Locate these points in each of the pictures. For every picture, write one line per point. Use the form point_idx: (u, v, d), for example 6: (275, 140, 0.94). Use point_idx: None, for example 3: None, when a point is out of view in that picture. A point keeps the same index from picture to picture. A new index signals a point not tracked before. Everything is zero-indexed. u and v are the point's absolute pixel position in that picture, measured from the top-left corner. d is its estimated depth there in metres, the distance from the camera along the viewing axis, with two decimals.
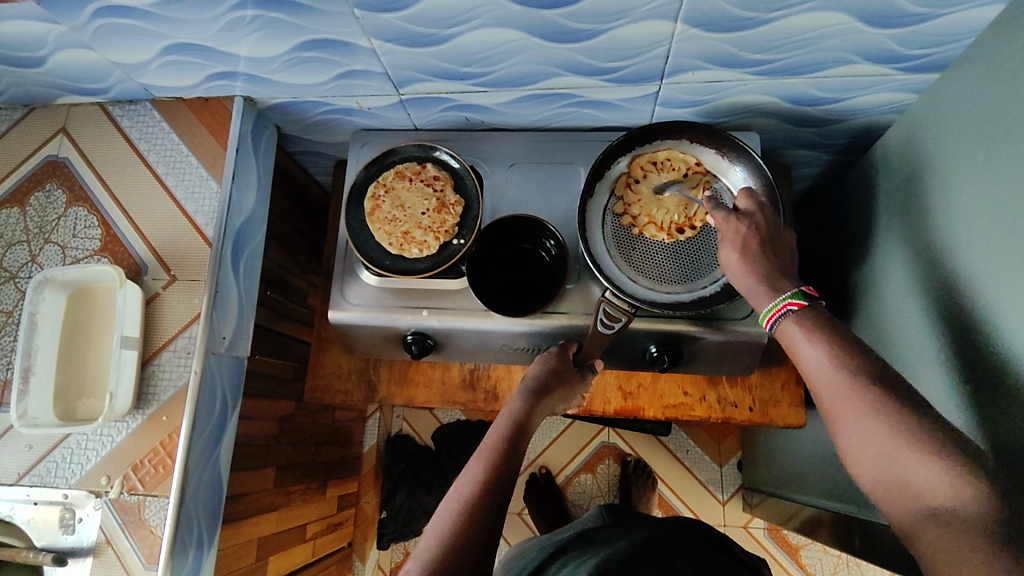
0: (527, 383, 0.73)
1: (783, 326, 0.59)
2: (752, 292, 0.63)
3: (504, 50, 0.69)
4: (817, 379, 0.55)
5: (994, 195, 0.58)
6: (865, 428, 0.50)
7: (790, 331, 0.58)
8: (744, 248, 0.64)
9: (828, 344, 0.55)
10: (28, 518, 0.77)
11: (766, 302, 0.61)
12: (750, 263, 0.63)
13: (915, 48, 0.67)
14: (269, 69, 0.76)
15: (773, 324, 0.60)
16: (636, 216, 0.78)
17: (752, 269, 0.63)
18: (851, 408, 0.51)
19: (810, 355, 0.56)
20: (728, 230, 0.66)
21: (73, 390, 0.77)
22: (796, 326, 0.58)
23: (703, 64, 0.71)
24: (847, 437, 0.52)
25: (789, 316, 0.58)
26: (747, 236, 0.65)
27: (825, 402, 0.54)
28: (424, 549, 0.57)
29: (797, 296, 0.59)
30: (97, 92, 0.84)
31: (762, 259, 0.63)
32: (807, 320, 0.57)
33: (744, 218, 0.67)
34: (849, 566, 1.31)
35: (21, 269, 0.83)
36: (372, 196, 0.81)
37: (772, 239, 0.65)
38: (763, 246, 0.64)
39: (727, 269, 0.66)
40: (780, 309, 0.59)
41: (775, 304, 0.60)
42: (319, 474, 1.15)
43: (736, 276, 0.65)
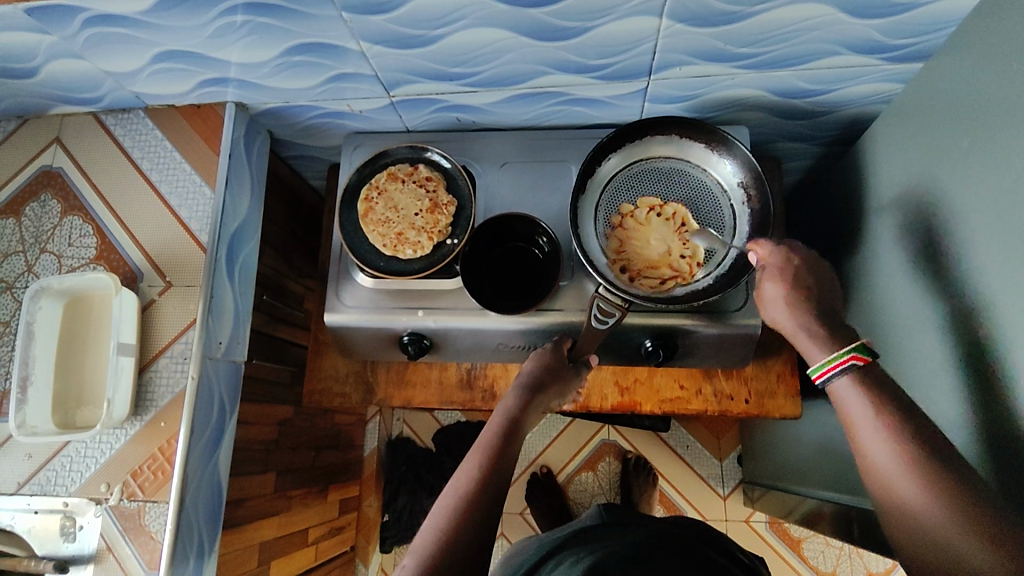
0: (522, 380, 0.73)
1: (837, 382, 0.59)
2: (798, 333, 0.63)
3: (492, 49, 0.70)
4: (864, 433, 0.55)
5: (981, 182, 0.59)
6: (910, 487, 0.51)
7: (842, 388, 0.58)
8: (794, 286, 0.64)
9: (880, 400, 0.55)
10: (28, 528, 0.77)
11: (820, 355, 0.61)
12: (798, 304, 0.63)
13: (899, 37, 0.67)
14: (260, 74, 0.76)
15: (824, 379, 0.60)
16: (621, 234, 0.78)
17: (800, 308, 0.63)
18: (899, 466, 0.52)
19: (860, 409, 0.56)
20: (775, 262, 0.66)
21: (71, 398, 0.77)
22: (848, 380, 0.58)
23: (689, 59, 0.71)
24: (889, 492, 0.53)
25: (845, 372, 0.58)
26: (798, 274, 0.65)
27: (869, 457, 0.55)
28: (419, 545, 0.57)
29: (859, 348, 0.59)
30: (90, 102, 0.84)
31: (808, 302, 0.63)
32: (862, 376, 0.57)
33: (792, 253, 0.66)
34: (851, 557, 1.32)
35: (17, 278, 0.83)
36: (365, 198, 0.81)
37: (819, 279, 0.65)
38: (811, 284, 0.64)
39: (769, 304, 0.66)
40: (838, 364, 0.58)
41: (830, 360, 0.59)
42: (319, 479, 1.15)
43: (781, 314, 0.64)
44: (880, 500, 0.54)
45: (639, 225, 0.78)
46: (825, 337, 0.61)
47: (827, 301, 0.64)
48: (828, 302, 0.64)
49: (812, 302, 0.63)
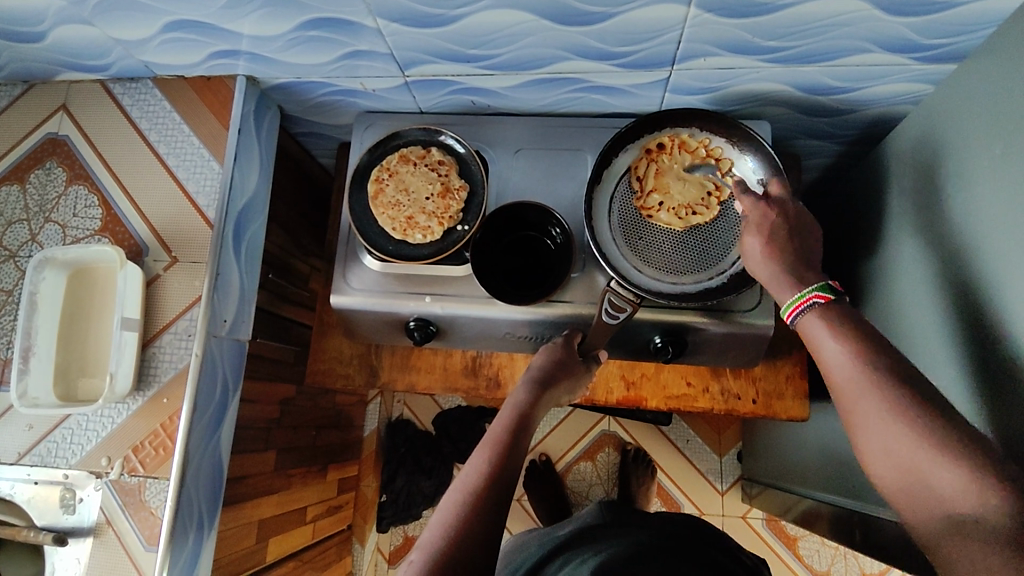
0: (532, 374, 0.73)
1: (806, 321, 0.59)
2: (778, 285, 0.62)
3: (512, 32, 0.68)
4: (838, 373, 0.55)
5: (1008, 191, 0.58)
6: (881, 417, 0.51)
7: (810, 324, 0.58)
8: (769, 235, 0.64)
9: (850, 335, 0.55)
10: (28, 497, 0.77)
11: (788, 296, 0.61)
12: (772, 252, 0.63)
13: (934, 37, 0.65)
14: (272, 48, 0.74)
15: (795, 318, 0.60)
16: (664, 152, 0.77)
17: (776, 257, 0.63)
18: (870, 400, 0.52)
19: (831, 349, 0.55)
20: (754, 213, 0.66)
21: (74, 369, 0.76)
22: (818, 322, 0.57)
23: (715, 50, 0.69)
24: (866, 429, 0.52)
25: (813, 312, 0.58)
26: (780, 228, 0.65)
27: (845, 397, 0.54)
28: (428, 541, 0.56)
29: (822, 288, 0.59)
30: (98, 69, 0.82)
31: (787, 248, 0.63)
32: (830, 313, 0.57)
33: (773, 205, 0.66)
34: (846, 558, 1.32)
35: (21, 247, 0.82)
36: (376, 180, 0.80)
37: (798, 225, 0.65)
38: (788, 232, 0.64)
39: (750, 256, 0.66)
40: (803, 302, 0.59)
41: (797, 298, 0.60)
42: (319, 458, 1.15)
43: (759, 265, 0.64)
44: (859, 441, 0.53)
45: (679, 158, 0.77)
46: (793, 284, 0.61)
47: (805, 250, 0.64)
48: (806, 250, 0.64)
49: (787, 249, 0.63)
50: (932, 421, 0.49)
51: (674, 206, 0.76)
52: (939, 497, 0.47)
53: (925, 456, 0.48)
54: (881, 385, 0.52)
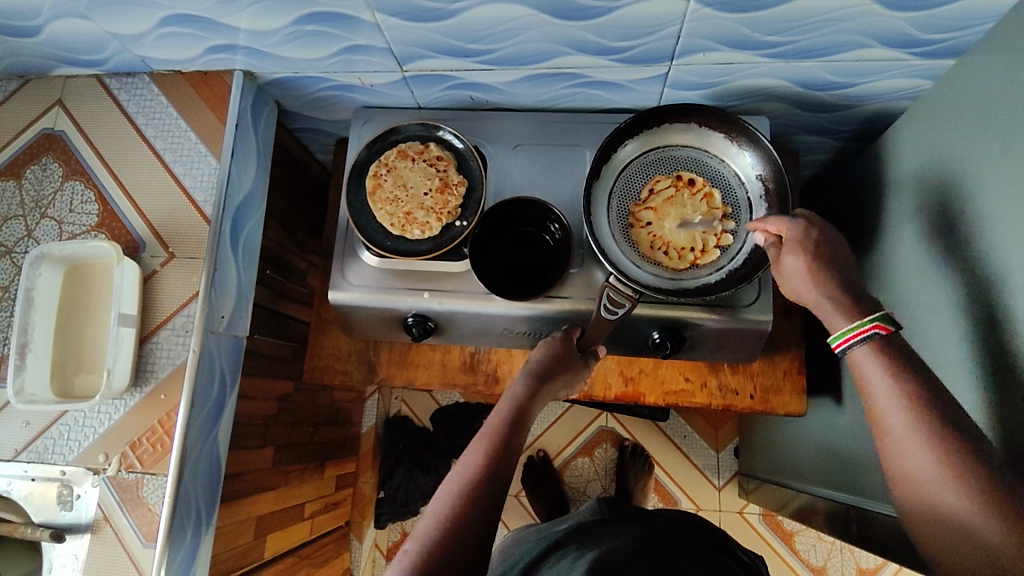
0: (530, 368, 0.72)
1: (858, 354, 0.57)
2: (826, 312, 0.61)
3: (511, 26, 0.67)
4: (886, 418, 0.54)
5: (1007, 186, 0.58)
6: (931, 470, 0.50)
7: (861, 359, 0.57)
8: (812, 254, 0.63)
9: (903, 380, 0.54)
10: (25, 493, 0.77)
11: (842, 323, 0.59)
12: (818, 273, 0.62)
13: (933, 32, 0.65)
14: (270, 43, 0.74)
15: (845, 349, 0.58)
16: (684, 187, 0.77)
17: (821, 278, 0.61)
18: (920, 451, 0.51)
19: (881, 387, 0.55)
20: (792, 233, 0.65)
21: (70, 365, 0.76)
22: (870, 360, 0.56)
23: (714, 45, 0.69)
24: (912, 479, 0.51)
25: (865, 346, 0.57)
26: (819, 245, 0.63)
27: (891, 443, 0.53)
28: (422, 530, 0.56)
29: (879, 318, 0.57)
30: (94, 64, 0.82)
31: (831, 268, 0.62)
32: (883, 351, 0.56)
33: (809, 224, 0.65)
34: (843, 552, 1.32)
35: (17, 243, 0.82)
36: (374, 175, 0.79)
37: (837, 246, 0.64)
38: (829, 252, 0.63)
39: (789, 275, 0.64)
40: (858, 333, 0.57)
41: (852, 327, 0.58)
42: (317, 454, 1.15)
43: (803, 286, 0.63)
44: (903, 489, 0.53)
45: (696, 203, 0.76)
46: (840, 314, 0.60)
47: (847, 269, 0.62)
48: (847, 269, 0.62)
49: (832, 271, 0.62)
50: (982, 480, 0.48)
51: (659, 232, 0.76)
52: (984, 554, 0.47)
53: (977, 514, 0.47)
54: (933, 436, 0.51)
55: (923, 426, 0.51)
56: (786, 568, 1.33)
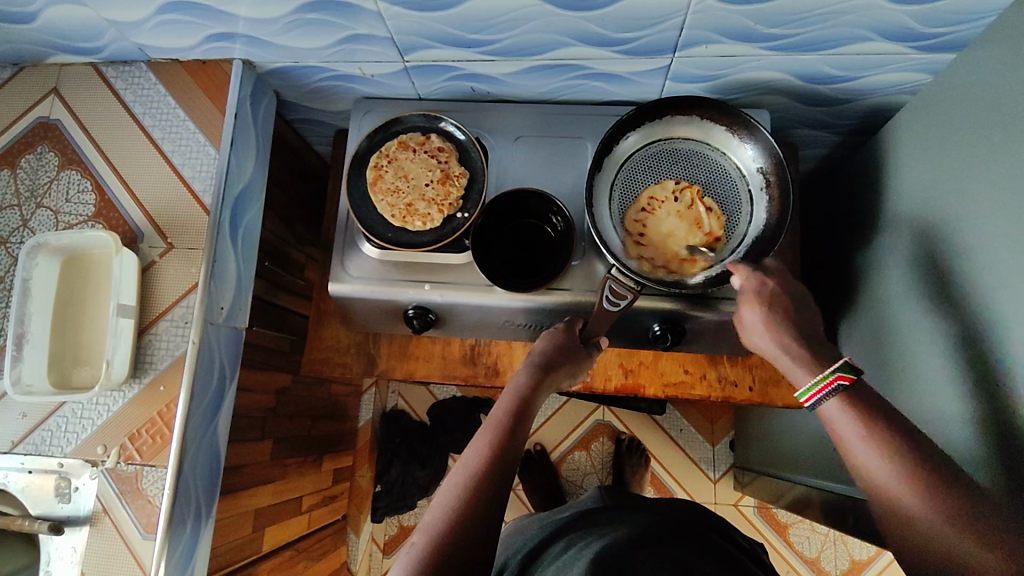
0: (534, 358, 0.73)
1: (825, 407, 0.60)
2: (785, 363, 0.66)
3: (514, 16, 0.67)
4: (871, 472, 0.54)
5: (1007, 179, 0.58)
6: (921, 513, 0.50)
7: (833, 410, 0.59)
8: (769, 308, 0.67)
9: (874, 424, 0.55)
10: (22, 486, 0.76)
11: (807, 379, 0.63)
12: (774, 326, 0.67)
13: (935, 26, 0.65)
14: (269, 31, 0.73)
15: (814, 403, 0.61)
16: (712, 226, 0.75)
17: (777, 330, 0.66)
18: (904, 493, 0.52)
19: (855, 438, 0.56)
20: (750, 285, 0.69)
21: (68, 356, 0.75)
22: (840, 410, 0.58)
23: (716, 38, 0.69)
24: (902, 523, 0.52)
25: (835, 396, 0.59)
26: (771, 294, 0.68)
27: (874, 488, 0.54)
28: (429, 522, 0.56)
29: (841, 369, 0.60)
30: (91, 52, 0.81)
31: (784, 321, 0.67)
32: (852, 400, 0.58)
33: (769, 274, 0.70)
34: (835, 543, 1.34)
35: (12, 232, 0.81)
36: (375, 166, 0.79)
37: (796, 300, 0.69)
38: (786, 306, 0.68)
39: (747, 324, 0.69)
40: (823, 387, 0.60)
41: (815, 385, 0.61)
42: (314, 448, 1.14)
43: (758, 334, 0.68)
44: (895, 534, 0.53)
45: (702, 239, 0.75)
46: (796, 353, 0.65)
47: (803, 322, 0.67)
48: (803, 321, 0.67)
49: (787, 323, 0.67)
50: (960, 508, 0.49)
51: (670, 204, 0.76)
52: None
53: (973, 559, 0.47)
54: (915, 476, 0.51)
55: (908, 468, 0.52)
56: (780, 559, 1.35)
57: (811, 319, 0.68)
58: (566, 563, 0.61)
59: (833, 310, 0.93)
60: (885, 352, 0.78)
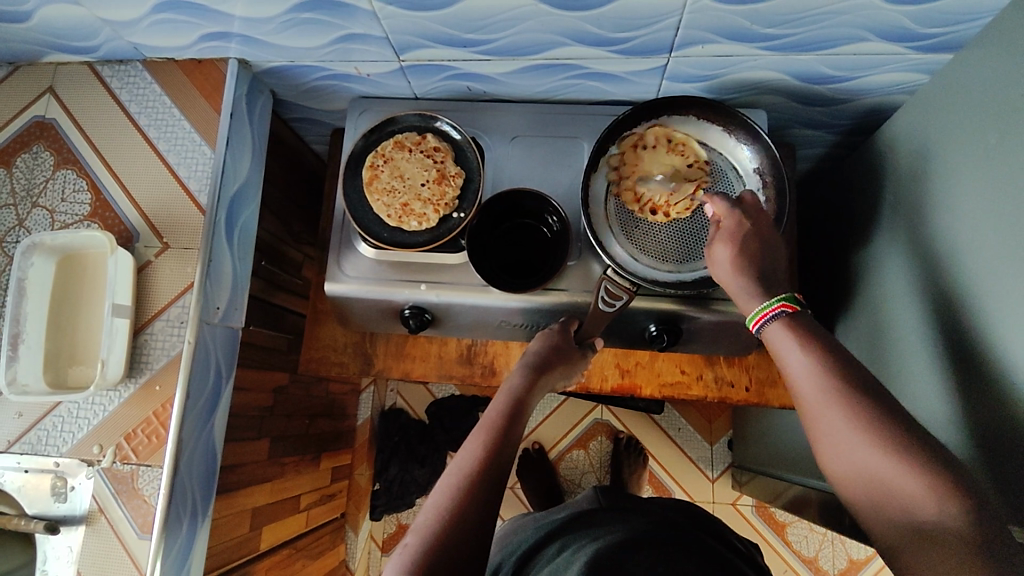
0: (527, 359, 0.73)
1: (771, 330, 0.60)
2: (742, 296, 0.63)
3: (509, 16, 0.67)
4: (804, 392, 0.55)
5: (1002, 180, 0.58)
6: (844, 430, 0.51)
7: (775, 333, 0.59)
8: (739, 246, 0.64)
9: (809, 344, 0.56)
10: (18, 485, 0.77)
11: (754, 305, 0.62)
12: (740, 263, 0.64)
13: (932, 26, 0.65)
14: (264, 30, 0.73)
15: (761, 327, 0.61)
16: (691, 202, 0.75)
17: (743, 268, 0.63)
18: (831, 412, 0.52)
19: (794, 357, 0.56)
20: (728, 222, 0.65)
21: (64, 356, 0.75)
22: (782, 331, 0.59)
23: (712, 37, 0.69)
24: (828, 443, 0.53)
25: (779, 320, 0.59)
26: (745, 233, 0.65)
27: (806, 406, 0.55)
28: (422, 524, 0.56)
29: (787, 299, 0.60)
30: (86, 51, 0.80)
31: (753, 258, 0.64)
32: (795, 324, 0.58)
33: (743, 211, 0.66)
34: (833, 543, 1.34)
35: (8, 232, 0.81)
36: (371, 165, 0.79)
37: (766, 238, 0.65)
38: (756, 244, 0.64)
39: (716, 263, 0.66)
40: (770, 311, 0.60)
41: (764, 307, 0.61)
42: (312, 447, 1.15)
43: (726, 274, 0.64)
44: (823, 452, 0.53)
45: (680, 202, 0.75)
46: (760, 293, 0.62)
47: (770, 261, 0.64)
48: (769, 260, 0.64)
49: (754, 261, 0.64)
50: (882, 421, 0.50)
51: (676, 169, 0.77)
52: (909, 516, 0.47)
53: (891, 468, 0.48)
54: (843, 394, 0.52)
55: (832, 383, 0.53)
56: (778, 558, 1.35)
57: (779, 257, 0.65)
58: (560, 565, 0.61)
59: (830, 310, 0.93)
60: (881, 352, 0.78)
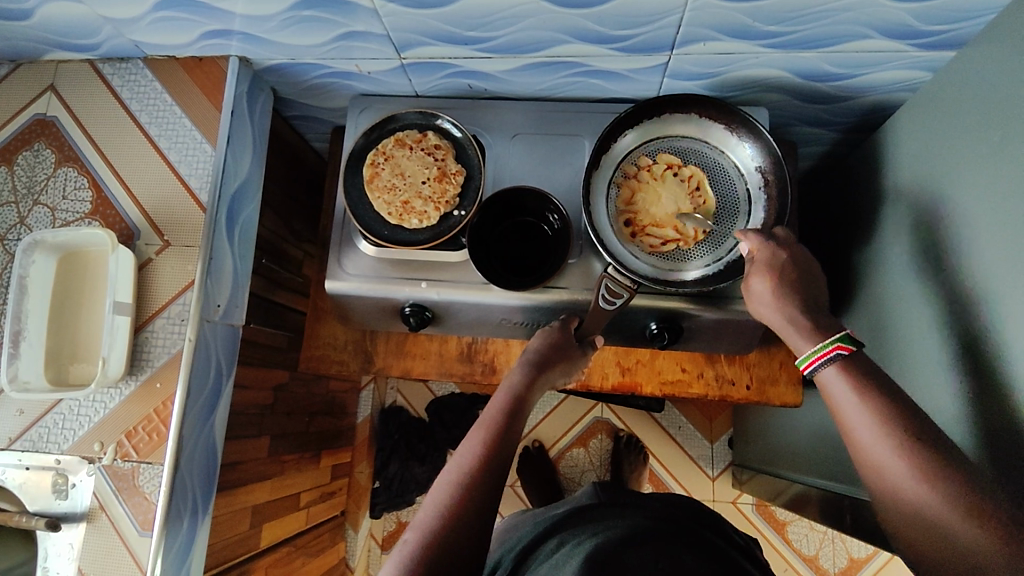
0: (528, 357, 0.73)
1: (824, 374, 0.59)
2: (786, 331, 0.63)
3: (510, 14, 0.67)
4: (865, 442, 0.53)
5: (1004, 178, 0.58)
6: (912, 486, 0.50)
7: (831, 378, 0.58)
8: (778, 280, 0.64)
9: (869, 391, 0.55)
10: (19, 482, 0.77)
11: (805, 347, 0.61)
12: (782, 298, 0.63)
13: (934, 24, 0.65)
14: (266, 28, 0.73)
15: (813, 370, 0.59)
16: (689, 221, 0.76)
17: (784, 302, 0.63)
18: (897, 466, 0.51)
19: (853, 405, 0.55)
20: (763, 255, 0.66)
21: (65, 354, 0.75)
22: (838, 376, 0.57)
23: (714, 35, 0.69)
24: (893, 498, 0.51)
25: (833, 363, 0.58)
26: (783, 265, 0.65)
27: (867, 457, 0.53)
28: (422, 521, 0.56)
29: (842, 339, 0.58)
30: (87, 49, 0.80)
31: (794, 292, 0.63)
32: (851, 368, 0.57)
33: (778, 245, 0.67)
34: (833, 541, 1.34)
35: (9, 230, 0.81)
36: (371, 163, 0.79)
37: (805, 269, 0.65)
38: (795, 276, 0.65)
39: (756, 298, 0.66)
40: (822, 354, 0.59)
41: (815, 350, 0.59)
42: (312, 444, 1.15)
43: (767, 308, 0.64)
44: (886, 507, 0.52)
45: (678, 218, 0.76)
46: (806, 332, 0.61)
47: (812, 291, 0.64)
48: (812, 294, 0.64)
49: (796, 294, 0.63)
50: (954, 479, 0.49)
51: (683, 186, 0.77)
52: (958, 554, 0.47)
53: (966, 530, 0.47)
54: (910, 448, 0.51)
55: (898, 435, 0.52)
56: (779, 557, 1.35)
57: (819, 288, 0.65)
58: (560, 561, 0.61)
59: (831, 309, 0.93)
60: (883, 351, 0.78)
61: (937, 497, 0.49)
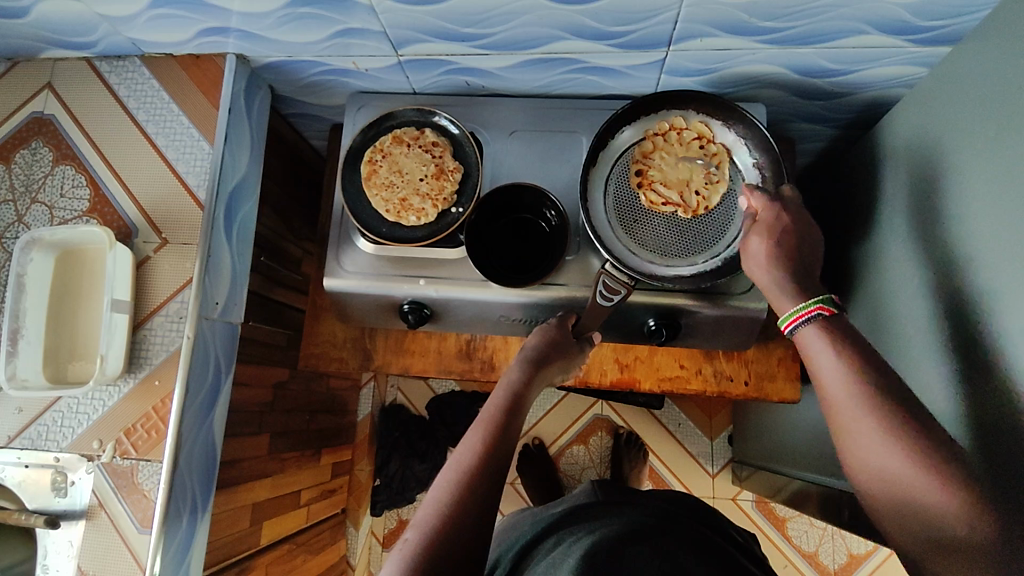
0: (526, 354, 0.73)
1: (804, 333, 0.59)
2: (773, 292, 0.63)
3: (506, 10, 0.67)
4: (839, 402, 0.55)
5: (1000, 173, 0.58)
6: (879, 445, 0.52)
7: (809, 337, 0.59)
8: (776, 242, 0.64)
9: (846, 352, 0.56)
10: (19, 480, 0.78)
11: (788, 305, 0.61)
12: (776, 259, 0.63)
13: (931, 19, 0.65)
14: (263, 25, 0.73)
15: (794, 329, 0.60)
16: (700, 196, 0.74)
17: (777, 263, 0.63)
18: (867, 427, 0.53)
19: (830, 365, 0.56)
20: (767, 216, 0.66)
21: (63, 352, 0.75)
22: (818, 336, 0.58)
23: (711, 31, 0.69)
24: (861, 455, 0.53)
25: (814, 323, 0.58)
26: (782, 229, 0.65)
27: (839, 417, 0.55)
28: (423, 520, 0.56)
29: (825, 300, 0.59)
30: (83, 47, 0.80)
31: (790, 257, 0.64)
32: (830, 328, 0.58)
33: (785, 208, 0.66)
34: (833, 537, 1.35)
35: (8, 228, 0.81)
36: (369, 160, 0.78)
37: (805, 235, 0.65)
38: (794, 241, 0.65)
39: (751, 256, 0.66)
40: (806, 312, 0.59)
41: (799, 308, 0.60)
42: (312, 442, 1.15)
43: (760, 268, 0.64)
44: (853, 463, 0.55)
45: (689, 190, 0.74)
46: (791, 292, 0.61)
47: (807, 258, 0.64)
48: (807, 260, 0.64)
49: (790, 258, 0.63)
50: (920, 444, 0.50)
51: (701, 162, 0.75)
52: (916, 509, 0.50)
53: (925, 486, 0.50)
54: (884, 413, 0.52)
55: (872, 399, 0.53)
56: (778, 553, 1.35)
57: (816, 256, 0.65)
58: (559, 557, 0.61)
59: None
60: (880, 346, 0.78)
61: (901, 457, 0.51)
